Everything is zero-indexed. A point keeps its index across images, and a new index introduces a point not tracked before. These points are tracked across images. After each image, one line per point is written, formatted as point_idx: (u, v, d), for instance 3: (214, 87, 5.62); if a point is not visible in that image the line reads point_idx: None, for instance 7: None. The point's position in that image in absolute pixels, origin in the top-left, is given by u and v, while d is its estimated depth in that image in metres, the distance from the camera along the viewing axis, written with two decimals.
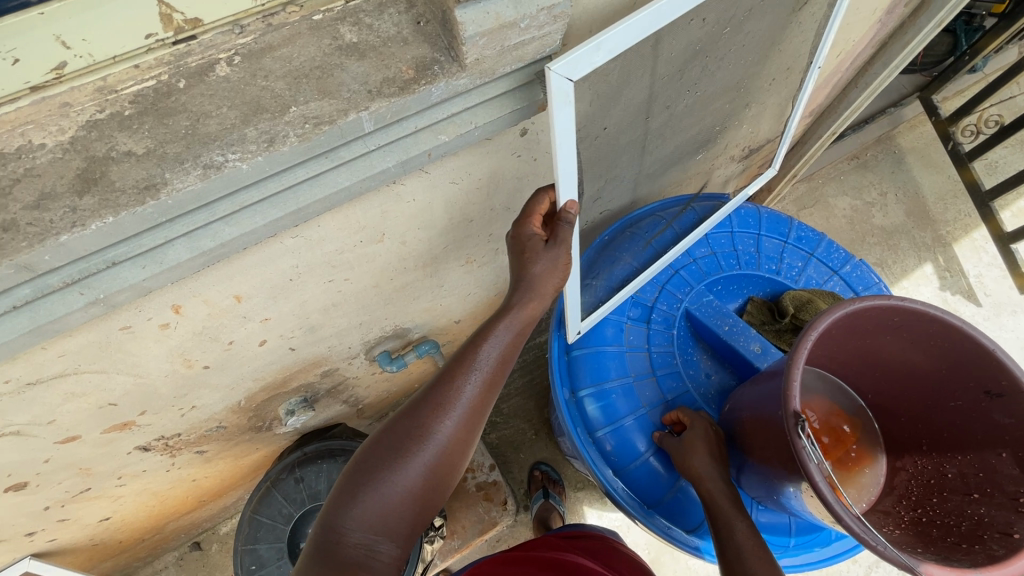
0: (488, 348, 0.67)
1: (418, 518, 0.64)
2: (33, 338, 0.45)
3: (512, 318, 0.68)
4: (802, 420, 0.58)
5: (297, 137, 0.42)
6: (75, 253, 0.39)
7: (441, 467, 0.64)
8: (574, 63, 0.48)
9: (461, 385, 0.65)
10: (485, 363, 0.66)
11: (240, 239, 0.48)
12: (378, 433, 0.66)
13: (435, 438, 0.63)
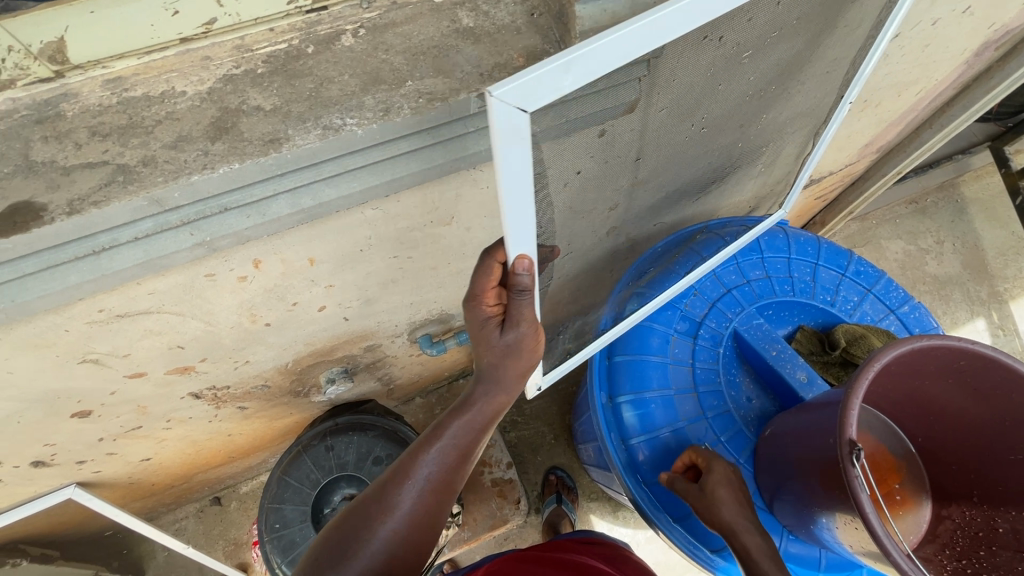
0: (452, 427, 0.70)
1: None
2: (143, 272, 0.49)
3: (483, 390, 0.71)
4: (858, 450, 0.58)
5: (411, 109, 0.45)
6: (200, 192, 0.43)
7: (411, 538, 0.67)
8: (522, 91, 0.40)
9: (422, 468, 0.68)
10: (449, 439, 0.70)
11: (332, 202, 0.50)
12: (344, 514, 0.69)
13: (396, 520, 0.66)
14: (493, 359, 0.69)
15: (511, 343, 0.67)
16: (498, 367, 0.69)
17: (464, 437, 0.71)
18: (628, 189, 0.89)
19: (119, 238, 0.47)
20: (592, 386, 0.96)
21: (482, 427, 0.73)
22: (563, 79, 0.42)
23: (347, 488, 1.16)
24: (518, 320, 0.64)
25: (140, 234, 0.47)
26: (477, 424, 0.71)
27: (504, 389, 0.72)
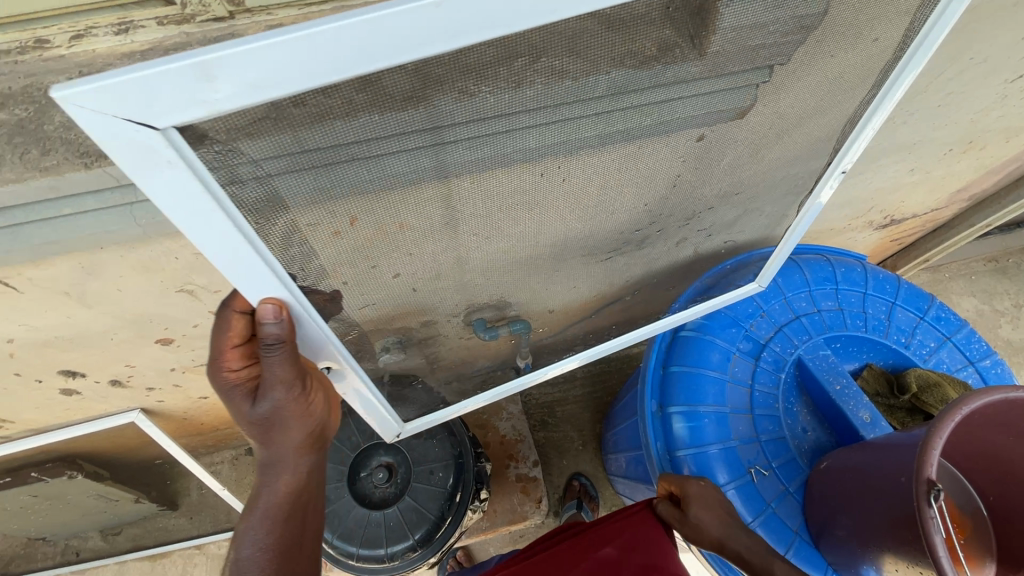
0: (257, 519, 0.73)
1: None
2: (263, 208, 0.52)
3: (267, 473, 0.75)
4: (938, 490, 0.56)
5: (543, 82, 0.48)
6: (336, 138, 0.47)
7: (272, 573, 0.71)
8: (110, 136, 0.38)
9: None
10: (258, 540, 0.72)
11: (443, 162, 0.53)
12: None
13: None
14: (271, 421, 0.71)
15: (278, 409, 0.70)
16: (271, 435, 0.72)
17: (274, 519, 0.73)
18: (710, 200, 0.89)
19: (249, 173, 0.49)
20: (644, 393, 0.96)
21: (288, 501, 0.76)
22: (212, 89, 0.38)
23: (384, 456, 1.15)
24: (270, 381, 0.67)
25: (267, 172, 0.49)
26: (274, 511, 0.74)
27: (291, 466, 0.76)
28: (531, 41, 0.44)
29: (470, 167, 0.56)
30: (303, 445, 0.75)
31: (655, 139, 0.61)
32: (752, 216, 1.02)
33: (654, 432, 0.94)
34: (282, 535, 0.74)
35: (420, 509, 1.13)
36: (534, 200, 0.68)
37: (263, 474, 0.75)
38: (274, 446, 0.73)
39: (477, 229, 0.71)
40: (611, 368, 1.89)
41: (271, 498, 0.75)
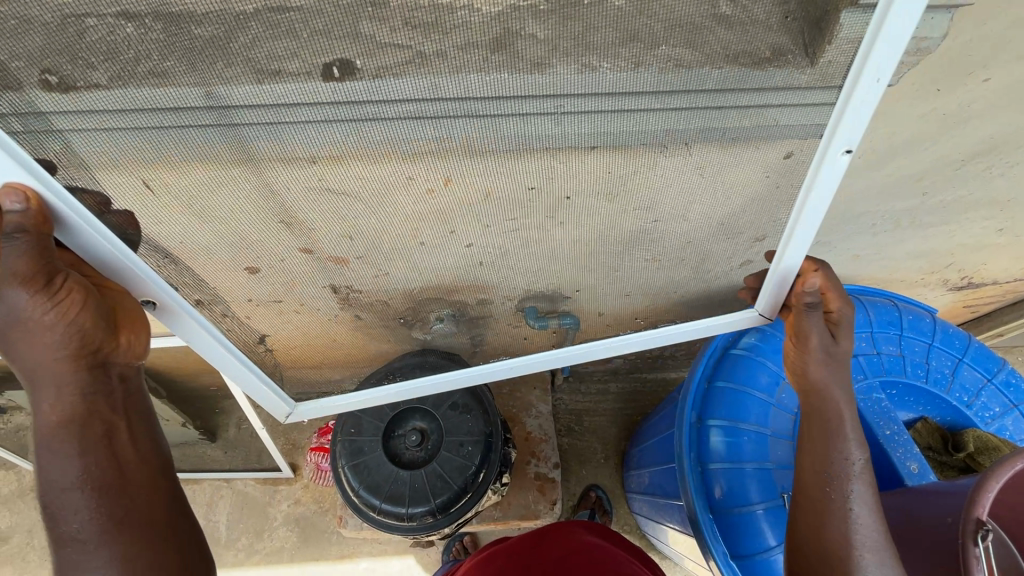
0: (45, 449, 0.62)
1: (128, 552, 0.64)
2: (385, 145, 0.59)
3: (35, 391, 0.63)
4: (985, 529, 0.56)
5: (657, 68, 0.53)
6: (467, 89, 0.53)
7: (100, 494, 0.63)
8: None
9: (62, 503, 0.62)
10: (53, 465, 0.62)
11: (545, 131, 0.59)
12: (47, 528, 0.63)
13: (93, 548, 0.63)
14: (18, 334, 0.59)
15: (12, 312, 0.58)
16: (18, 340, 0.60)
17: (64, 439, 0.62)
18: None
19: (384, 112, 0.55)
20: (685, 402, 0.99)
21: (65, 422, 0.63)
22: None
23: (418, 422, 1.21)
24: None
25: (395, 115, 0.55)
26: (61, 421, 0.62)
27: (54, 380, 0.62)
28: (652, 30, 0.50)
29: (570, 141, 0.61)
30: (67, 356, 0.61)
31: (747, 147, 0.64)
32: (821, 249, 1.02)
33: (689, 440, 0.96)
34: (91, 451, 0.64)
35: (445, 477, 1.16)
36: (618, 190, 0.71)
37: (31, 393, 0.63)
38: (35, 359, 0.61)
39: (558, 211, 0.75)
40: (645, 389, 1.88)
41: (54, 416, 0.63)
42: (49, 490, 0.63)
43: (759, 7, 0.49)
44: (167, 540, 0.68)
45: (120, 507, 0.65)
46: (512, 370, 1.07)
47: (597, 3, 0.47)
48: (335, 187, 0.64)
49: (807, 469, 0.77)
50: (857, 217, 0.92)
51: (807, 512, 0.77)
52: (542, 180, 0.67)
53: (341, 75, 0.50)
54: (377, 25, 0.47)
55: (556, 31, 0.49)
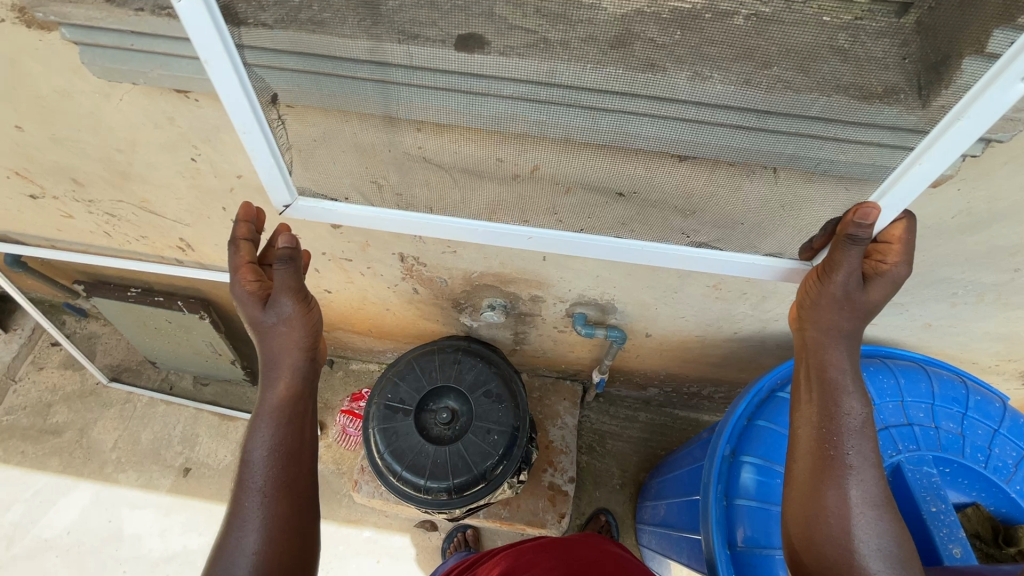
0: (266, 423, 0.83)
1: (291, 484, 0.81)
2: (489, 120, 0.64)
3: (270, 372, 0.85)
4: None
5: (767, 87, 0.55)
6: (579, 79, 0.57)
7: (284, 434, 0.83)
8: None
9: (256, 465, 0.80)
10: (266, 439, 0.82)
11: (642, 131, 0.62)
12: (250, 460, 0.81)
13: (258, 514, 0.77)
14: (272, 331, 0.84)
15: (280, 320, 0.83)
16: (270, 341, 0.85)
17: (282, 422, 0.83)
18: None
19: (496, 90, 0.60)
20: (721, 433, 0.97)
21: (287, 405, 0.84)
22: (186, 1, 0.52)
23: (451, 401, 1.25)
24: (279, 291, 0.81)
25: (507, 94, 0.60)
26: (286, 383, 0.85)
27: (285, 373, 0.85)
28: (766, 51, 0.52)
29: (665, 146, 0.64)
30: (302, 350, 0.85)
31: (835, 182, 0.65)
32: (892, 310, 0.99)
33: (719, 473, 0.95)
34: (286, 443, 0.83)
35: (466, 459, 1.19)
36: (698, 207, 0.73)
37: (268, 350, 0.85)
38: (278, 356, 0.85)
39: (635, 219, 0.77)
40: (675, 425, 1.84)
41: (278, 399, 0.84)
42: (262, 434, 0.82)
43: (878, 46, 0.50)
44: (303, 481, 0.83)
45: (284, 481, 0.80)
46: (539, 232, 0.79)
47: (717, 20, 0.50)
48: (432, 157, 0.71)
49: (807, 421, 0.81)
50: (938, 281, 0.89)
51: (808, 471, 0.80)
52: (625, 181, 0.70)
53: (470, 47, 0.55)
54: (511, 8, 0.51)
55: (674, 39, 0.52)
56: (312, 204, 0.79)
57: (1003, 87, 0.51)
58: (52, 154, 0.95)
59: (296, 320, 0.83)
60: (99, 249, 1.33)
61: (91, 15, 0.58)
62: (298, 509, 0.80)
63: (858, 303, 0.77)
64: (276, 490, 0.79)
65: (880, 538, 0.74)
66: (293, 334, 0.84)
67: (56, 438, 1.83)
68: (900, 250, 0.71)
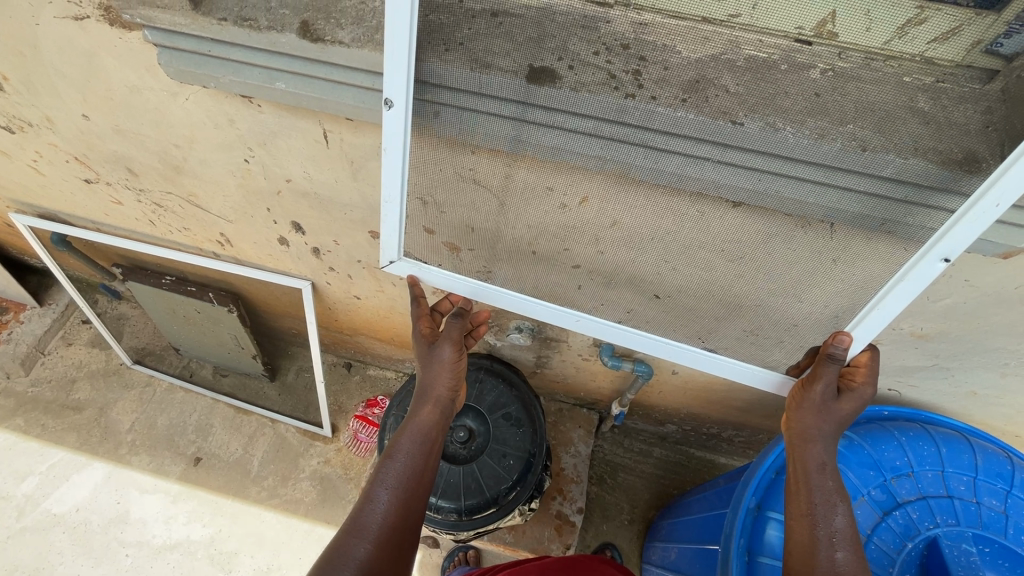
0: (407, 440, 0.91)
1: (414, 497, 0.85)
2: (549, 152, 0.64)
3: (422, 400, 0.96)
4: None
5: (842, 145, 0.54)
6: (647, 118, 0.57)
7: (421, 451, 0.91)
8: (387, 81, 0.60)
9: (389, 473, 0.86)
10: (405, 453, 0.89)
11: (703, 176, 0.61)
12: (389, 465, 0.88)
13: (382, 512, 0.81)
14: (428, 369, 0.95)
15: (439, 361, 0.94)
16: (427, 372, 0.96)
17: (419, 443, 0.91)
18: (901, 335, 0.87)
19: (562, 123, 0.60)
20: (747, 485, 0.95)
21: (430, 430, 0.93)
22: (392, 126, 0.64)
23: (469, 420, 1.22)
24: (446, 339, 0.93)
25: (572, 127, 0.60)
26: (435, 410, 0.95)
27: (432, 406, 0.95)
28: (842, 108, 0.52)
29: (723, 193, 0.63)
30: (448, 390, 0.96)
31: (904, 245, 0.62)
32: (935, 374, 0.95)
33: (742, 526, 0.92)
34: (416, 462, 0.89)
35: (479, 482, 1.17)
36: (747, 254, 0.71)
37: (424, 380, 0.96)
38: (428, 390, 0.96)
39: (682, 259, 0.75)
40: (690, 464, 1.80)
41: (420, 425, 0.93)
42: (405, 446, 0.90)
43: (958, 110, 0.51)
44: (421, 503, 0.87)
45: (410, 495, 0.85)
46: (586, 317, 0.87)
47: (792, 71, 0.51)
48: (481, 180, 0.71)
49: (796, 515, 0.82)
50: (988, 348, 0.85)
51: (799, 555, 0.78)
52: (674, 220, 0.69)
53: (541, 80, 0.56)
54: (584, 45, 0.53)
55: (748, 87, 0.53)
56: (414, 266, 0.87)
57: (928, 263, 0.62)
58: (112, 143, 0.98)
59: (453, 366, 0.95)
60: (142, 236, 1.36)
61: (177, 20, 0.61)
62: (411, 525, 0.83)
63: (831, 411, 0.81)
64: (399, 498, 0.84)
65: None
66: (447, 374, 0.95)
67: (76, 415, 1.86)
68: (867, 373, 0.80)
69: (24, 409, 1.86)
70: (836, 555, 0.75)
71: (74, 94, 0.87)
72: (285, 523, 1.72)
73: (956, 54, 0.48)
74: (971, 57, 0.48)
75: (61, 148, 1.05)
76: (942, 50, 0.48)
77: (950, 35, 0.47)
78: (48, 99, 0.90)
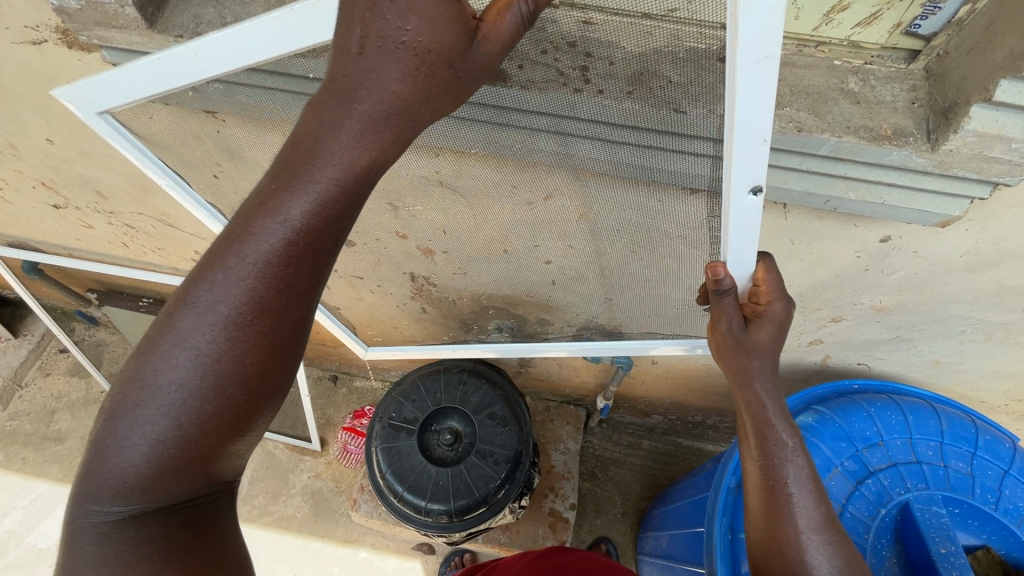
0: (312, 183, 0.51)
1: (306, 283, 0.56)
2: (505, 150, 0.66)
3: (348, 127, 0.49)
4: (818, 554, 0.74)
5: (779, 126, 0.55)
6: (597, 111, 0.59)
7: (329, 218, 0.53)
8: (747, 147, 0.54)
9: (276, 245, 0.53)
10: (302, 214, 0.52)
11: (655, 166, 0.63)
12: (280, 214, 0.52)
13: (247, 300, 0.54)
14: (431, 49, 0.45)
15: (428, 49, 0.44)
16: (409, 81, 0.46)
17: (336, 203, 0.52)
18: (862, 309, 0.90)
19: (518, 120, 0.62)
20: (727, 465, 0.97)
21: (357, 186, 0.52)
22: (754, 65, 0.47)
23: (454, 422, 1.24)
24: (485, 42, 0.46)
25: (527, 125, 0.62)
26: (381, 137, 0.50)
27: (373, 136, 0.49)
28: (778, 92, 0.56)
29: (674, 180, 0.64)
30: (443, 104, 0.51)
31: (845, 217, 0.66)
32: (899, 346, 0.99)
33: (724, 506, 0.95)
34: (325, 232, 0.54)
35: (468, 482, 1.18)
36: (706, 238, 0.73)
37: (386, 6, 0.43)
38: (362, 93, 0.47)
39: (646, 248, 0.78)
40: (679, 454, 1.82)
41: (341, 172, 0.51)
42: (306, 158, 0.51)
43: (890, 87, 0.58)
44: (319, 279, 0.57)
45: (301, 277, 0.55)
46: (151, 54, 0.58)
47: None
48: (446, 181, 0.72)
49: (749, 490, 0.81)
50: (940, 316, 0.89)
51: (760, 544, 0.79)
52: (635, 211, 0.70)
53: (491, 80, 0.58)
54: (534, 44, 0.56)
55: (689, 77, 0.54)
56: None
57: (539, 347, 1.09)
58: (78, 166, 0.98)
59: (431, 60, 0.45)
60: (115, 259, 1.36)
61: (133, 40, 0.62)
62: (298, 320, 0.57)
63: (753, 348, 0.74)
64: (289, 280, 0.54)
65: (829, 563, 0.74)
66: (428, 99, 0.48)
67: (58, 445, 1.83)
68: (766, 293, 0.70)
69: (4, 443, 1.83)
70: (795, 502, 0.76)
71: (37, 119, 0.87)
72: (278, 540, 1.70)
73: (881, 37, 0.56)
74: (893, 38, 0.56)
75: (28, 175, 1.05)
76: (867, 33, 0.56)
77: (873, 20, 0.54)
78: (11, 125, 0.90)
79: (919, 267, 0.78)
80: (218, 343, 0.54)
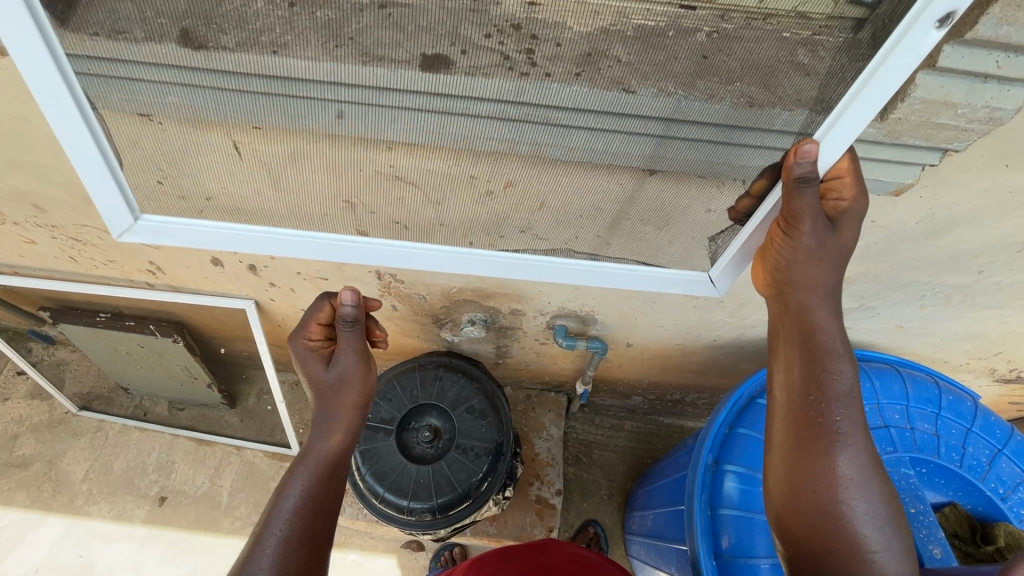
0: (321, 436, 0.88)
1: (335, 475, 0.86)
2: (456, 140, 0.63)
3: (320, 430, 0.88)
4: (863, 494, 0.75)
5: (731, 103, 0.56)
6: (548, 96, 0.57)
7: (345, 442, 0.89)
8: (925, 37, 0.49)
9: (306, 477, 0.83)
10: (308, 477, 0.83)
11: (611, 148, 0.63)
12: (307, 456, 0.86)
13: (291, 509, 0.79)
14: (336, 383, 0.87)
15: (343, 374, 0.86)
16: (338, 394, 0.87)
17: (328, 457, 0.86)
18: None
19: (468, 109, 0.60)
20: (703, 442, 0.99)
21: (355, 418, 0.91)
22: None
23: (433, 419, 1.23)
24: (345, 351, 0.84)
25: (476, 113, 0.60)
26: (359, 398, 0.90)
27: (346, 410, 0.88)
28: (728, 68, 0.53)
29: (631, 161, 0.64)
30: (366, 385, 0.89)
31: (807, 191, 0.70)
32: (864, 314, 1.01)
33: (702, 483, 0.96)
34: (341, 453, 0.89)
35: (451, 478, 1.18)
36: (669, 217, 0.73)
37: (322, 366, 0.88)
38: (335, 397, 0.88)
39: (610, 232, 0.77)
40: (660, 432, 1.84)
41: (332, 443, 0.88)
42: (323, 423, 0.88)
43: None
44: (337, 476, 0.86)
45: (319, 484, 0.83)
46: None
47: (679, 37, 0.51)
48: (401, 175, 0.69)
49: (778, 415, 0.81)
50: (903, 283, 0.91)
51: (789, 471, 0.79)
52: (596, 195, 0.69)
53: (435, 68, 0.55)
54: (475, 27, 0.52)
55: (639, 56, 0.53)
56: None
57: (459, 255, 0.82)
58: (11, 179, 0.92)
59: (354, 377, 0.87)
60: (65, 274, 1.29)
61: None
62: (326, 508, 0.83)
63: (828, 250, 0.71)
64: (319, 493, 0.83)
65: (868, 505, 0.75)
66: (351, 393, 0.88)
67: (23, 471, 1.76)
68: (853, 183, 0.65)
69: None
70: (842, 441, 0.76)
71: None
72: None
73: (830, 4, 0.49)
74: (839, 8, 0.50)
75: None
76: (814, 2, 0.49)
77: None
78: None
79: (878, 236, 0.79)
80: (276, 552, 0.75)
